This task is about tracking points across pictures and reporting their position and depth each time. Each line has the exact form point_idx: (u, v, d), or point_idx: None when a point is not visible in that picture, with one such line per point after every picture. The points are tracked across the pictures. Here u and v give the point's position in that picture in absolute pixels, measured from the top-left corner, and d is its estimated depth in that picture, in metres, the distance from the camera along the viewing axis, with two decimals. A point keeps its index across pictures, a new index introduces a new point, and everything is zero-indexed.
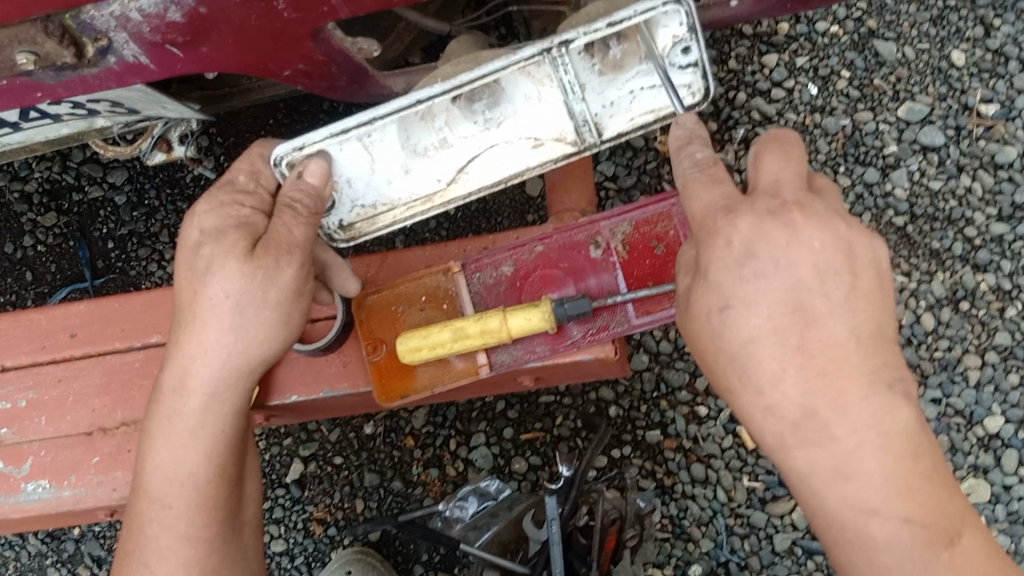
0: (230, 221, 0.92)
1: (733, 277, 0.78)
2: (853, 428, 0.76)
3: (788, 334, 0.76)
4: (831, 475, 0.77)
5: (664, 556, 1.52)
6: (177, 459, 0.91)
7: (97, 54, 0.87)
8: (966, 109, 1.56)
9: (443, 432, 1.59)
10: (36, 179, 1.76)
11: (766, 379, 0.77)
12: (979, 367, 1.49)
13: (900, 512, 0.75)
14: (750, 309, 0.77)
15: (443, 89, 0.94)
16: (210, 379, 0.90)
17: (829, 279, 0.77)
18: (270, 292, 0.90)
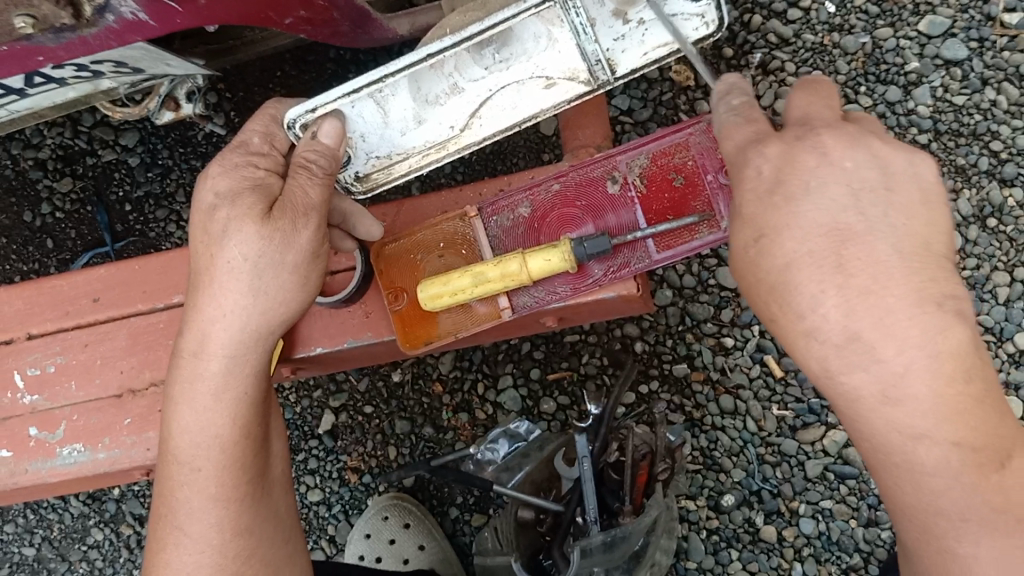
0: (243, 183, 0.92)
1: (766, 206, 0.77)
2: (902, 348, 0.72)
3: (823, 257, 0.74)
4: (876, 398, 0.74)
5: (697, 488, 1.52)
6: (202, 423, 0.91)
7: (96, 13, 0.85)
8: (989, 20, 1.51)
9: (471, 376, 1.60)
10: (49, 145, 1.75)
11: (806, 301, 0.75)
12: (1009, 284, 1.47)
13: (948, 437, 0.73)
14: (782, 233, 0.76)
15: (450, 40, 0.93)
16: (230, 342, 0.90)
17: (864, 195, 0.76)
18: (288, 255, 0.90)
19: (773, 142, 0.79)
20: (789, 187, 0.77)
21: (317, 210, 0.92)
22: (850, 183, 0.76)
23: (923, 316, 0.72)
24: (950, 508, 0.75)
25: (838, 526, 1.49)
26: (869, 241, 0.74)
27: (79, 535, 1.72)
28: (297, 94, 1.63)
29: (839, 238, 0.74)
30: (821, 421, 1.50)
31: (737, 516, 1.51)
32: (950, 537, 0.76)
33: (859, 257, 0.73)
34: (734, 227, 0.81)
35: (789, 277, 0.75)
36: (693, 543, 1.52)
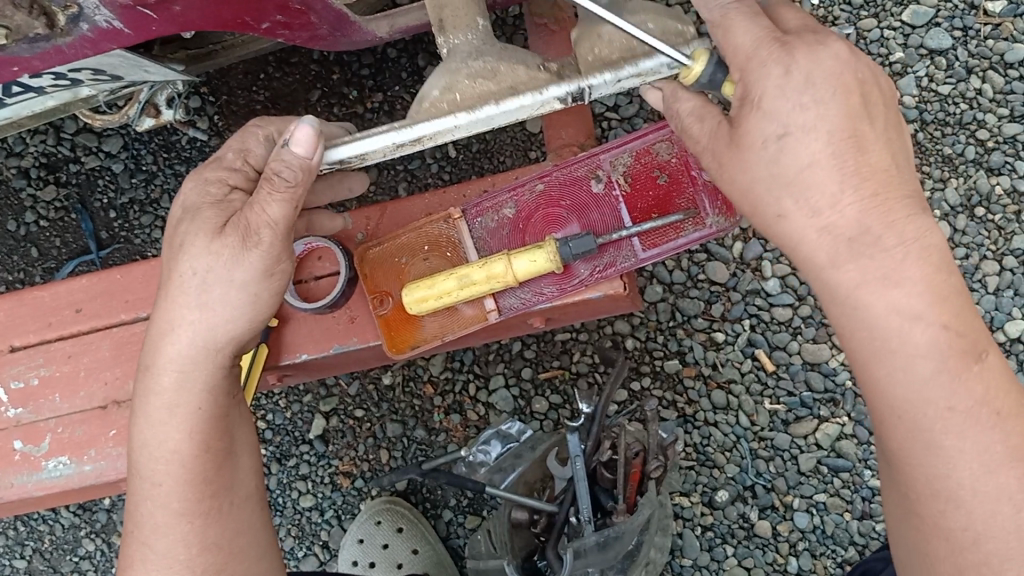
0: (207, 199, 0.95)
1: (791, 104, 0.76)
2: (902, 238, 0.75)
3: (846, 157, 0.76)
4: (876, 277, 0.76)
5: (690, 484, 1.51)
6: (160, 437, 0.92)
7: (68, 22, 0.83)
8: (973, 9, 1.51)
9: (462, 377, 1.59)
10: (32, 153, 1.74)
11: (824, 199, 0.76)
12: (998, 274, 1.47)
13: (939, 319, 0.75)
14: (810, 134, 0.75)
15: (466, 113, 0.93)
16: (178, 355, 0.92)
17: (870, 104, 0.78)
18: (235, 272, 0.91)
19: (796, 47, 0.77)
20: (817, 92, 0.75)
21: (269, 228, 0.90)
22: (841, 78, 0.76)
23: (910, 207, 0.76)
24: (938, 396, 0.75)
25: (833, 519, 1.48)
26: (879, 151, 0.77)
27: (71, 546, 1.71)
28: (280, 96, 1.62)
29: (853, 142, 0.76)
30: (813, 414, 1.49)
31: (732, 511, 1.50)
32: (936, 429, 0.76)
33: (873, 163, 0.76)
34: (746, 114, 0.78)
35: (807, 177, 0.76)
36: (688, 539, 1.51)
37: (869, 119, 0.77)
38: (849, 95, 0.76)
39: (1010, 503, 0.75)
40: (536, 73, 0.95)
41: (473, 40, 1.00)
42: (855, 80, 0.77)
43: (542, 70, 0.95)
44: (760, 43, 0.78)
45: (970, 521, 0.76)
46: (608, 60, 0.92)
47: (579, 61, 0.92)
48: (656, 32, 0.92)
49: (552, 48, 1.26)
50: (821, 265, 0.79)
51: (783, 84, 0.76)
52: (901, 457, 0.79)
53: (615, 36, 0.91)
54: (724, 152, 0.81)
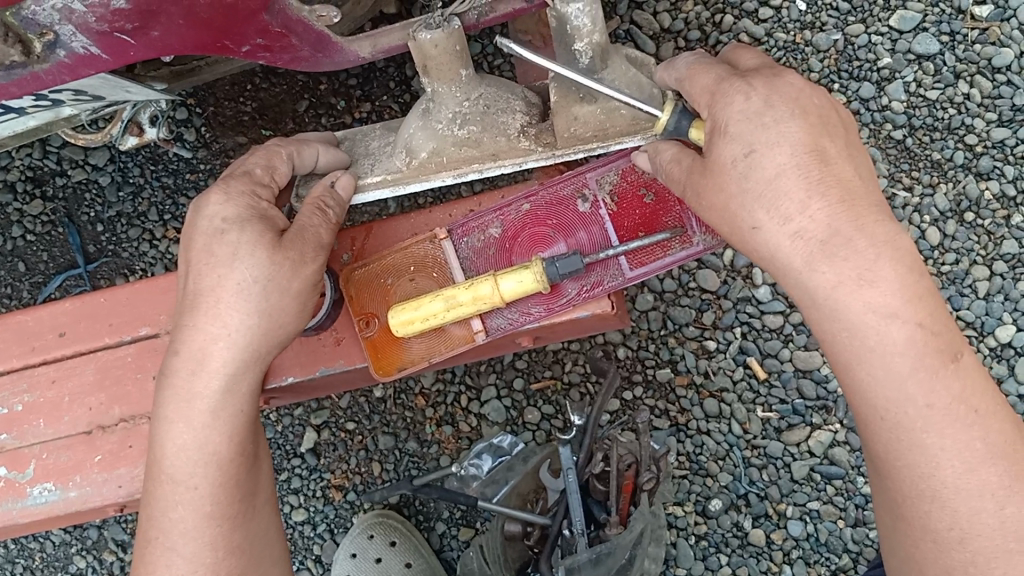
0: (248, 211, 0.96)
1: (754, 125, 0.84)
2: (873, 242, 0.81)
3: (810, 169, 0.83)
4: (852, 279, 0.81)
5: (684, 493, 1.51)
6: (198, 440, 0.93)
7: (45, 49, 0.82)
8: (960, 13, 1.50)
9: (453, 388, 1.58)
10: (17, 167, 1.72)
11: (794, 206, 0.83)
12: (988, 278, 1.47)
13: (915, 318, 0.80)
14: (774, 149, 0.83)
15: (451, 175, 1.09)
16: (230, 360, 0.93)
17: (830, 124, 0.86)
18: (294, 282, 0.95)
19: (755, 80, 0.87)
20: (777, 112, 0.84)
21: (322, 249, 0.98)
22: (798, 102, 0.85)
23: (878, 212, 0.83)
24: (919, 395, 0.81)
25: (826, 527, 1.48)
26: (842, 165, 0.85)
27: (62, 563, 1.69)
28: (268, 107, 1.61)
29: (817, 158, 0.84)
30: (805, 422, 1.49)
31: (725, 520, 1.50)
32: (919, 429, 0.82)
33: (835, 174, 0.83)
34: (716, 144, 0.87)
35: (777, 189, 0.83)
36: (682, 549, 1.50)
37: (830, 136, 0.85)
38: (806, 115, 0.85)
39: (992, 499, 0.81)
40: (517, 141, 1.07)
41: (457, 93, 1.05)
42: (813, 103, 0.86)
43: (522, 138, 1.07)
44: (723, 77, 0.89)
45: (955, 520, 0.82)
46: (580, 135, 1.04)
47: (556, 135, 1.04)
48: (628, 114, 1.02)
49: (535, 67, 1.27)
50: (798, 268, 0.84)
51: (745, 110, 0.85)
52: (889, 461, 0.85)
53: (591, 117, 1.02)
54: (700, 181, 0.90)
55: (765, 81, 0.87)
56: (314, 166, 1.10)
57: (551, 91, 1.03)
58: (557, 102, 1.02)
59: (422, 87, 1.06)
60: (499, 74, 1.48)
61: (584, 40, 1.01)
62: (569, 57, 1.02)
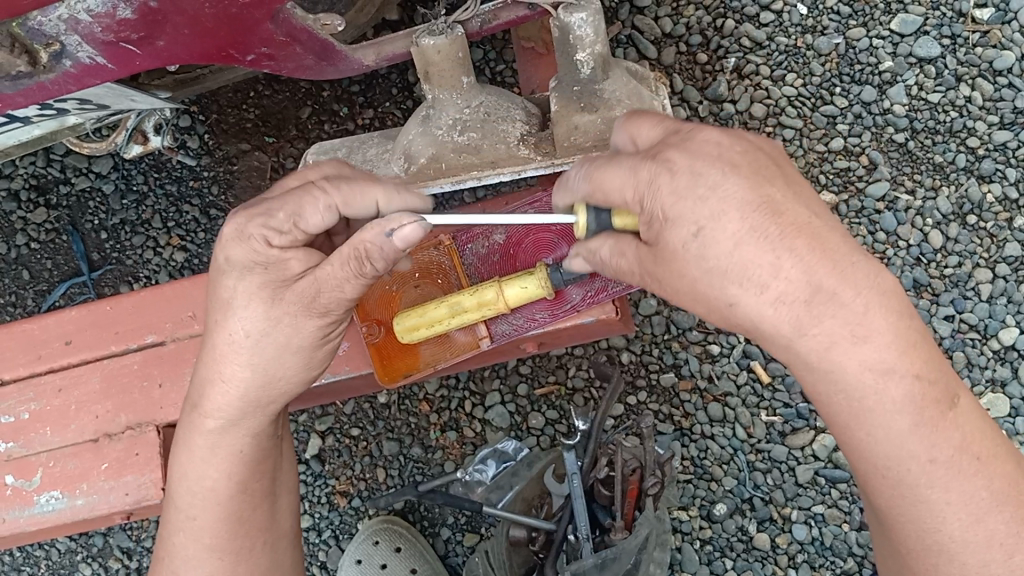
0: (253, 257, 0.86)
1: (690, 200, 0.73)
2: (859, 290, 0.72)
3: (765, 229, 0.72)
4: (844, 337, 0.72)
5: (688, 498, 1.51)
6: (201, 474, 0.95)
7: (51, 59, 0.83)
8: (961, 16, 1.51)
9: (457, 394, 1.58)
10: (22, 174, 1.73)
11: (765, 271, 0.71)
12: (990, 282, 1.47)
13: (910, 370, 0.73)
14: (721, 219, 0.72)
15: (448, 184, 1.06)
16: (227, 405, 0.91)
17: (765, 170, 0.75)
18: (293, 338, 0.88)
19: (668, 153, 0.75)
20: (708, 178, 0.73)
21: (338, 305, 0.87)
22: (724, 157, 0.74)
23: (855, 257, 0.73)
24: (920, 452, 0.75)
25: (831, 531, 1.48)
26: (793, 206, 0.73)
27: (68, 570, 1.70)
28: (272, 114, 1.62)
29: (767, 210, 0.72)
30: (810, 425, 1.49)
31: (730, 524, 1.50)
32: (921, 485, 0.76)
33: (792, 221, 0.72)
34: (658, 228, 0.75)
35: (739, 262, 0.71)
36: (687, 553, 1.50)
37: (770, 181, 0.74)
38: (738, 168, 0.74)
39: (1001, 549, 0.77)
40: (517, 150, 1.06)
41: (458, 101, 1.07)
42: (739, 154, 0.75)
43: (521, 147, 1.06)
44: (636, 167, 0.76)
45: (963, 571, 0.78)
46: (581, 144, 1.02)
47: (556, 143, 1.03)
48: None
49: (540, 74, 1.27)
50: (786, 338, 0.73)
51: (675, 188, 0.73)
52: (892, 514, 0.79)
53: (590, 125, 1.01)
54: (659, 268, 0.78)
55: (680, 150, 0.75)
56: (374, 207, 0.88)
57: (552, 101, 1.03)
58: (557, 111, 1.01)
59: (423, 94, 1.08)
60: (501, 81, 1.50)
61: (585, 50, 1.01)
62: (571, 69, 1.03)
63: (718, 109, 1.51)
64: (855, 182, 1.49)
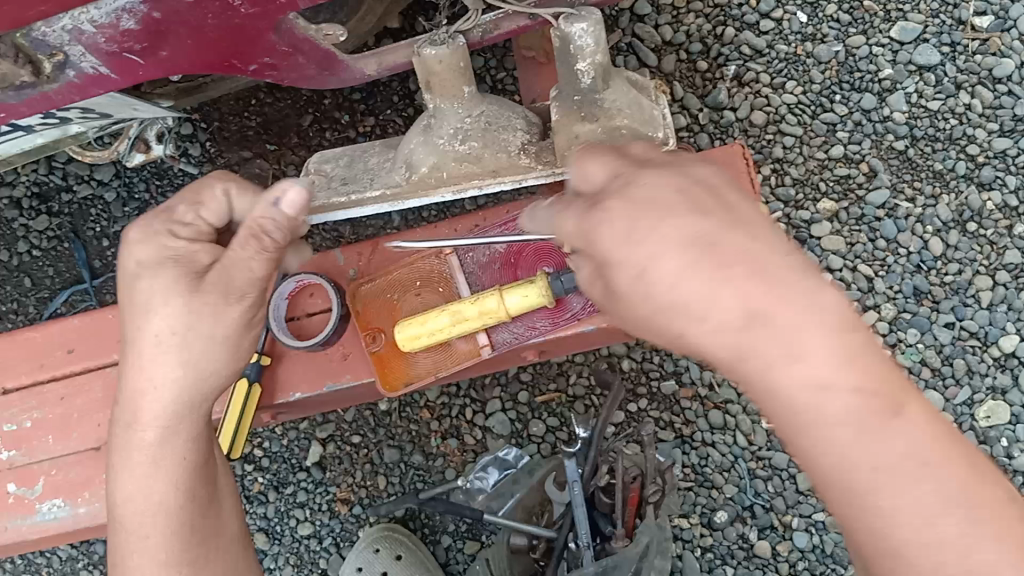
0: (162, 253, 0.87)
1: (627, 247, 0.71)
2: (796, 311, 0.68)
3: (697, 266, 0.68)
4: (779, 356, 0.68)
5: (689, 505, 1.51)
6: (144, 489, 0.90)
7: (54, 69, 0.84)
8: (960, 24, 1.52)
9: (458, 401, 1.58)
10: (24, 183, 1.73)
11: (699, 308, 0.68)
12: (991, 289, 1.47)
13: (852, 383, 0.67)
14: (658, 260, 0.69)
15: (450, 191, 1.06)
16: (161, 412, 0.88)
17: (703, 200, 0.72)
18: (218, 328, 0.87)
19: (607, 198, 0.73)
20: (647, 220, 0.70)
21: (252, 287, 0.88)
22: (660, 197, 0.72)
23: (802, 279, 0.69)
24: (862, 459, 0.68)
25: (831, 538, 1.48)
26: (732, 236, 0.69)
27: None
28: (274, 122, 1.62)
29: (704, 246, 0.69)
30: None
31: (731, 532, 1.50)
32: (868, 492, 0.68)
33: (734, 251, 0.69)
34: (607, 275, 0.73)
35: (680, 297, 0.69)
36: (688, 561, 1.50)
37: (710, 214, 0.71)
38: (680, 206, 0.71)
39: (952, 551, 0.66)
40: (517, 159, 1.06)
41: (460, 110, 1.07)
42: (676, 188, 0.72)
43: (523, 156, 1.06)
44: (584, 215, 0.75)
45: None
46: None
47: (557, 153, 1.03)
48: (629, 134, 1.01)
49: (540, 83, 1.28)
50: (724, 362, 0.71)
51: (616, 235, 0.71)
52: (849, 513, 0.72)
53: (591, 134, 1.01)
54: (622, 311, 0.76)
55: (620, 194, 0.73)
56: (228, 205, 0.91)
57: (553, 110, 1.03)
58: (558, 121, 1.02)
59: (425, 104, 1.09)
60: (502, 89, 1.50)
61: (585, 61, 1.02)
62: (571, 78, 1.03)
63: (718, 117, 1.51)
64: (855, 190, 1.50)
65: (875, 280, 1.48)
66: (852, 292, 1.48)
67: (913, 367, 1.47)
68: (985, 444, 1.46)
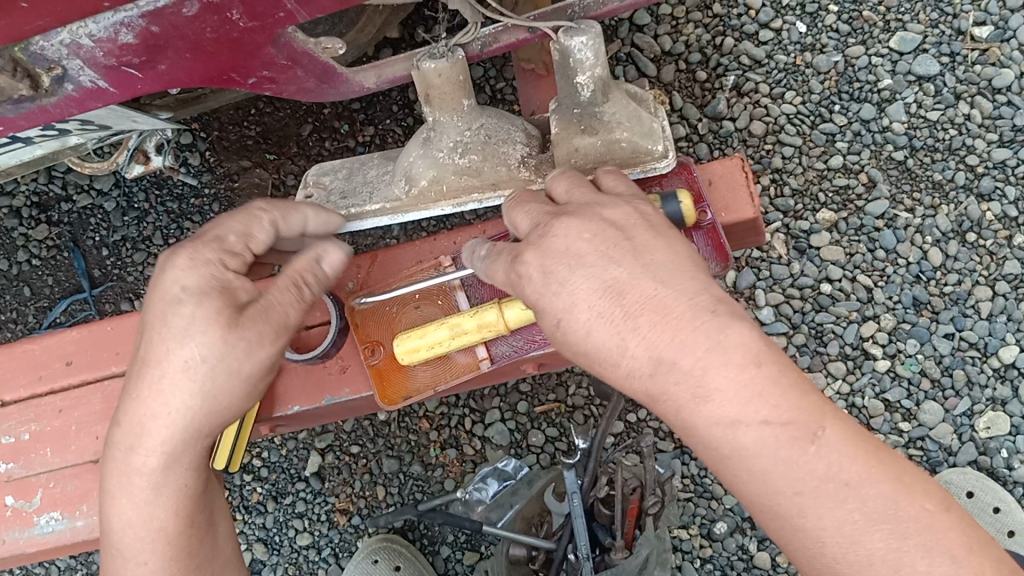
0: (210, 283, 0.88)
1: (547, 298, 0.81)
2: (697, 355, 0.74)
3: (609, 314, 0.78)
4: (687, 398, 0.75)
5: (689, 516, 1.50)
6: (144, 516, 0.93)
7: (53, 83, 0.84)
8: (959, 35, 1.52)
9: (458, 411, 1.58)
10: (24, 193, 1.73)
11: (613, 352, 0.78)
12: (990, 299, 1.46)
13: (758, 415, 0.73)
14: (571, 311, 0.79)
15: (451, 205, 1.09)
16: (170, 443, 0.89)
17: (614, 250, 0.80)
18: (245, 365, 0.87)
19: (526, 253, 0.83)
20: (560, 274, 0.80)
21: (285, 329, 0.90)
22: (573, 250, 0.80)
23: (699, 326, 0.75)
24: (783, 484, 0.73)
25: None
26: (638, 283, 0.78)
27: None
28: (274, 132, 1.62)
29: (610, 297, 0.78)
30: None
31: (730, 543, 1.49)
32: (794, 514, 0.73)
33: (639, 299, 0.77)
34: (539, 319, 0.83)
35: (592, 345, 0.79)
36: (687, 573, 1.49)
37: (617, 262, 0.79)
38: (589, 258, 0.80)
39: (884, 565, 0.71)
40: (518, 172, 1.07)
41: (460, 123, 1.07)
42: (586, 238, 0.81)
43: (523, 169, 1.07)
44: (511, 265, 0.85)
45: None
46: (581, 165, 1.04)
47: (557, 164, 1.05)
48: (629, 146, 1.04)
49: (540, 95, 1.28)
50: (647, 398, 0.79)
51: (536, 287, 0.82)
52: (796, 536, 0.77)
53: (592, 148, 1.03)
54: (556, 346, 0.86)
55: (536, 248, 0.82)
56: (301, 230, 1.00)
57: (552, 123, 1.04)
58: (558, 133, 1.03)
59: (424, 116, 1.08)
60: (501, 99, 1.51)
61: (585, 74, 1.00)
62: (570, 89, 1.02)
63: (717, 127, 1.51)
64: (854, 200, 1.49)
65: (875, 290, 1.48)
66: (850, 303, 1.48)
67: (912, 378, 1.46)
68: (985, 455, 1.44)
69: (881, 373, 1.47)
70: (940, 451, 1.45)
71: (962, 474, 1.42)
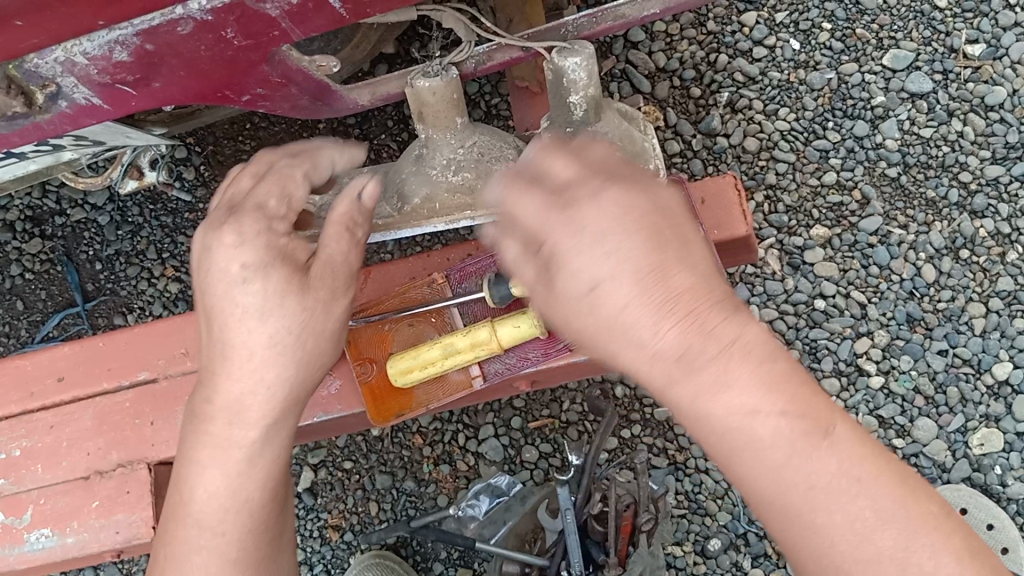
0: (268, 252, 0.83)
1: (580, 252, 0.64)
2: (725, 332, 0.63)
3: (653, 293, 0.62)
4: (706, 382, 0.63)
5: (683, 533, 1.50)
6: (233, 488, 0.83)
7: (47, 100, 0.84)
8: (952, 52, 1.53)
9: (451, 427, 1.58)
10: (17, 206, 1.72)
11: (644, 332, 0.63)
12: (983, 316, 1.47)
13: (780, 404, 0.63)
14: (615, 283, 0.63)
15: (442, 223, 1.06)
16: (268, 407, 0.83)
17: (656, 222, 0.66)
18: (326, 322, 0.87)
19: (566, 198, 0.65)
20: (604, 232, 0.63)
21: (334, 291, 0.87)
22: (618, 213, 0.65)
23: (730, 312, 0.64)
24: None
25: None
26: (684, 268, 0.64)
27: None
28: (268, 146, 1.62)
29: (654, 276, 0.62)
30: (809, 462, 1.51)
31: (724, 560, 1.49)
32: None
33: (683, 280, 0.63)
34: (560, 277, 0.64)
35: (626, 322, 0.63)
36: None
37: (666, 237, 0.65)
38: (641, 230, 0.63)
39: None
40: None
41: (452, 141, 1.07)
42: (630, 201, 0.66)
43: None
44: (545, 211, 0.66)
45: None
46: None
47: None
48: None
49: (533, 112, 1.28)
50: (658, 388, 0.65)
51: (566, 235, 0.65)
52: None
53: None
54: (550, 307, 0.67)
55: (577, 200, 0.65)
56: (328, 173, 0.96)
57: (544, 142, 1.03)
58: None
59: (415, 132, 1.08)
60: (495, 114, 1.51)
61: (579, 93, 1.00)
62: (564, 109, 1.02)
63: (711, 143, 1.52)
64: (848, 217, 1.50)
65: (868, 307, 1.48)
66: (844, 319, 1.48)
67: (906, 395, 1.46)
68: (979, 472, 1.44)
69: (876, 390, 1.47)
70: (934, 468, 1.45)
71: (955, 491, 1.42)
